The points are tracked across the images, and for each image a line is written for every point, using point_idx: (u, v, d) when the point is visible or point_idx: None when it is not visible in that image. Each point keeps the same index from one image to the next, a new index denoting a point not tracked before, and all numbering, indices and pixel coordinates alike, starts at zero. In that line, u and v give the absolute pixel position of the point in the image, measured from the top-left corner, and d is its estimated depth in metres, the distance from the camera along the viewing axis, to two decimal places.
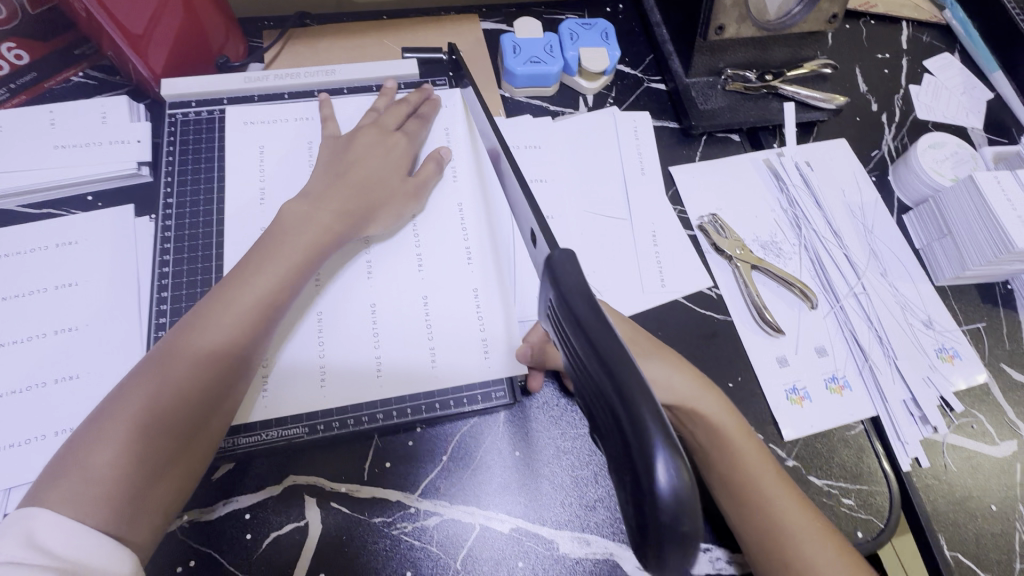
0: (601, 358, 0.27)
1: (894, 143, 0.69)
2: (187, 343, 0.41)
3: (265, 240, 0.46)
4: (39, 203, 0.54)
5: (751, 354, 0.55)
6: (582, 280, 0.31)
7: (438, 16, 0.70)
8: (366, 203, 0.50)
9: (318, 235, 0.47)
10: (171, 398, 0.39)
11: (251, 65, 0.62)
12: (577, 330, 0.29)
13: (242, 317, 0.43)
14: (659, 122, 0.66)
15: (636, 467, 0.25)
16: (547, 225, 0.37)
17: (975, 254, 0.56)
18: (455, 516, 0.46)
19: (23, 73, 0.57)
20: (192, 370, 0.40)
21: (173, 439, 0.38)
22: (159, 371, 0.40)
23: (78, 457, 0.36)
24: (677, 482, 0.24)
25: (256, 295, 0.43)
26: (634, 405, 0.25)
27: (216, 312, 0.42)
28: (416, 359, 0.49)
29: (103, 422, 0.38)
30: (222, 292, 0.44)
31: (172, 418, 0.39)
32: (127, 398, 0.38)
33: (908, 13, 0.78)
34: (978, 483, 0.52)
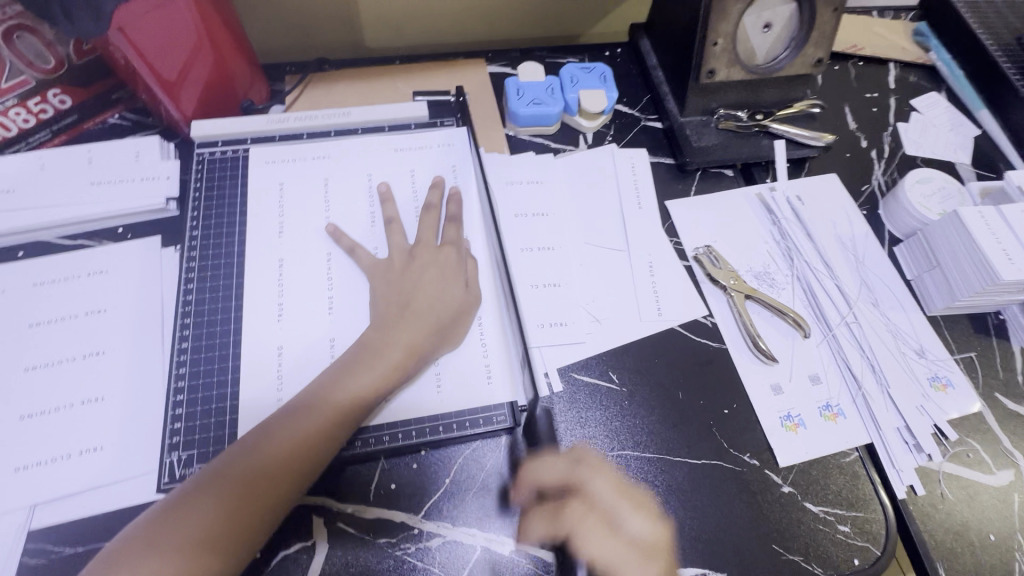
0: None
1: (884, 178, 0.71)
2: (253, 459, 0.44)
3: (343, 362, 0.49)
4: (72, 234, 0.58)
5: (747, 382, 0.57)
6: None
7: (448, 60, 0.75)
8: (444, 324, 0.52)
9: (398, 352, 0.49)
10: (234, 508, 0.42)
11: (273, 107, 0.67)
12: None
13: (308, 438, 0.45)
14: (656, 158, 0.70)
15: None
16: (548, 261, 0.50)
17: (963, 285, 0.58)
18: (457, 538, 0.48)
19: (66, 115, 0.62)
20: (252, 487, 0.43)
21: (223, 548, 0.41)
22: (224, 479, 0.43)
23: (146, 544, 0.40)
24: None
25: (324, 414, 0.46)
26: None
27: (286, 431, 0.45)
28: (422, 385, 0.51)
29: (173, 517, 0.41)
30: (298, 408, 0.46)
31: (224, 529, 0.41)
32: (197, 502, 0.42)
33: (894, 55, 0.82)
34: (975, 513, 0.53)
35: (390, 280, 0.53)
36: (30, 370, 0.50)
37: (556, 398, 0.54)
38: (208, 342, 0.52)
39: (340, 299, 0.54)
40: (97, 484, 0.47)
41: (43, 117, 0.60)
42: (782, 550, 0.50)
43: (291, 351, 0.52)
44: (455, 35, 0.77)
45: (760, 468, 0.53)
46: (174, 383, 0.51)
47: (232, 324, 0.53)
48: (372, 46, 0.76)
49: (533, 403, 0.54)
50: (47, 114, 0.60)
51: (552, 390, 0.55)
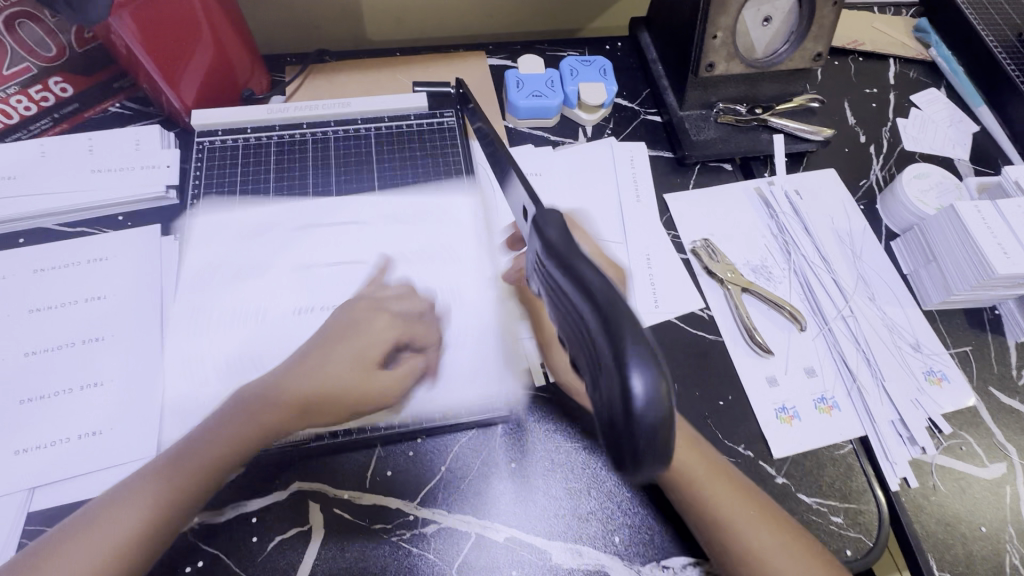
0: (585, 287, 0.29)
1: (882, 173, 0.71)
2: (176, 465, 0.45)
3: (292, 358, 0.50)
4: (73, 222, 0.58)
5: (742, 374, 0.57)
6: (562, 222, 0.34)
7: (448, 53, 0.75)
8: (407, 329, 0.51)
9: (354, 350, 0.49)
10: (148, 513, 0.43)
11: (273, 97, 0.67)
12: (561, 269, 0.31)
13: (226, 446, 0.46)
14: (654, 152, 0.70)
15: (612, 375, 0.27)
16: (531, 189, 0.39)
17: (959, 279, 0.58)
18: (452, 524, 0.48)
19: (67, 104, 0.62)
20: (166, 492, 0.44)
21: (163, 530, 0.44)
22: (166, 469, 0.45)
23: (87, 526, 0.43)
24: (653, 385, 0.27)
25: (268, 412, 0.47)
26: (618, 327, 0.27)
27: (208, 439, 0.46)
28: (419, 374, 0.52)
29: (115, 501, 0.44)
30: (224, 415, 0.47)
31: (164, 517, 0.44)
32: (138, 490, 0.44)
33: (894, 51, 0.82)
34: (968, 505, 0.53)
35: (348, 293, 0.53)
36: (31, 355, 0.51)
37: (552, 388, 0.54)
38: (206, 329, 0.53)
39: (334, 289, 0.54)
40: (96, 468, 0.47)
41: (44, 104, 0.60)
42: None
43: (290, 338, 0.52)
44: (456, 27, 0.77)
45: (754, 459, 0.53)
46: (173, 369, 0.51)
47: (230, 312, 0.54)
48: (372, 38, 0.76)
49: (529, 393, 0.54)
50: (48, 101, 0.60)
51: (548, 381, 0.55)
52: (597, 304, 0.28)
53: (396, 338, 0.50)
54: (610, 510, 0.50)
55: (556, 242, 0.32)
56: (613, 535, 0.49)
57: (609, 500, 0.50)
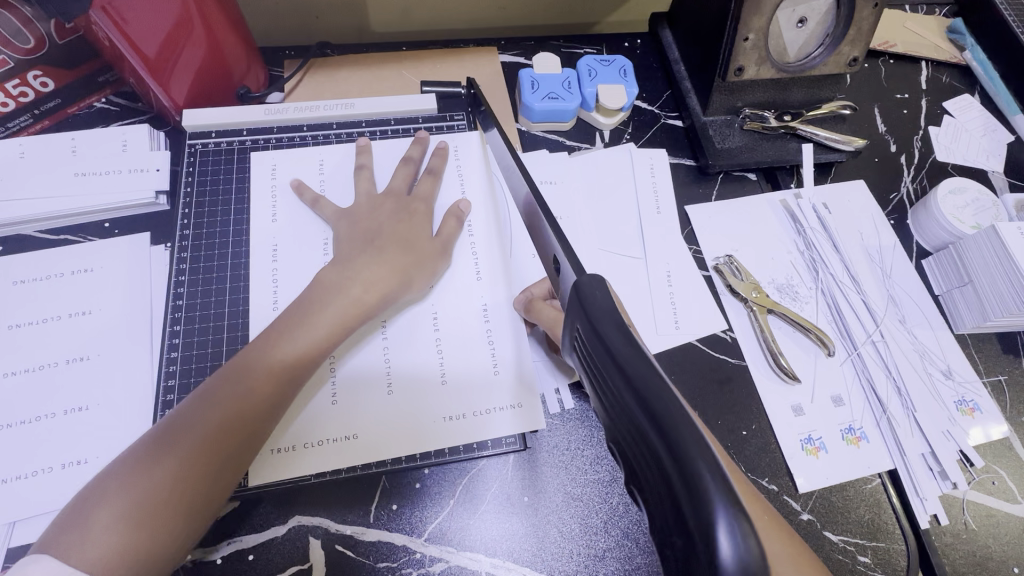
0: (643, 402, 0.24)
1: (913, 185, 0.68)
2: (230, 390, 0.42)
3: (290, 315, 0.47)
4: (56, 229, 0.54)
5: (766, 401, 0.54)
6: (612, 306, 0.29)
7: (457, 48, 0.70)
8: (392, 283, 0.49)
9: (345, 306, 0.47)
10: (206, 442, 0.40)
11: (271, 95, 0.63)
12: (613, 370, 0.26)
13: (280, 366, 0.44)
14: (675, 159, 0.66)
15: (688, 528, 0.22)
16: (573, 252, 0.36)
17: (996, 305, 0.55)
18: (461, 563, 0.45)
19: (49, 99, 0.57)
20: (224, 415, 0.41)
21: (185, 499, 0.38)
22: (176, 433, 0.40)
23: (88, 511, 0.37)
24: (744, 552, 0.20)
25: (281, 365, 0.44)
26: (690, 466, 0.21)
27: (258, 359, 0.44)
28: (432, 403, 0.49)
29: (116, 481, 0.38)
30: (267, 337, 0.45)
31: (197, 465, 0.39)
32: (145, 461, 0.38)
33: (928, 53, 0.78)
34: (1000, 544, 0.51)
35: (360, 226, 0.52)
36: (10, 376, 0.47)
37: (567, 416, 0.51)
38: (200, 351, 0.49)
39: None
40: None
41: (23, 100, 0.56)
42: None
43: None
44: (466, 20, 0.72)
45: (778, 494, 0.51)
46: (163, 394, 0.48)
47: (225, 333, 0.50)
48: (376, 30, 0.71)
49: (543, 421, 0.51)
50: (27, 97, 0.56)
51: (564, 408, 0.51)
52: (657, 428, 0.23)
53: (387, 294, 0.49)
54: (627, 548, 0.47)
55: (606, 330, 0.27)
56: None
57: (626, 538, 0.47)
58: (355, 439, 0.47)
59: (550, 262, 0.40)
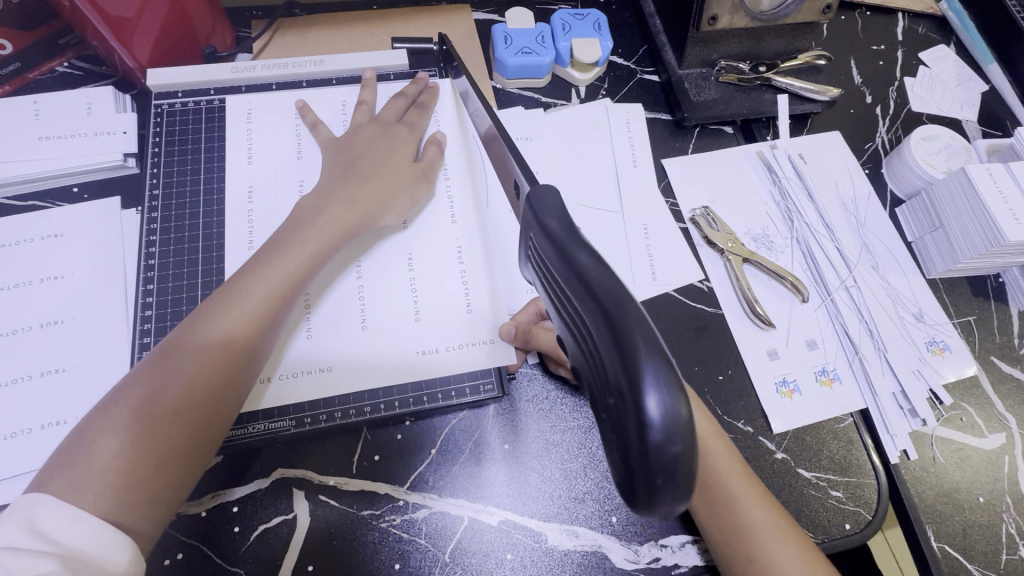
0: (590, 290, 0.25)
1: (888, 135, 0.68)
2: (214, 322, 0.41)
3: (267, 250, 0.45)
4: (23, 195, 0.53)
5: (741, 347, 0.55)
6: (562, 211, 0.31)
7: (429, 5, 0.69)
8: (371, 206, 0.49)
9: (325, 232, 0.47)
10: (197, 375, 0.39)
11: (239, 55, 0.62)
12: (562, 268, 0.28)
13: (264, 296, 0.43)
14: (652, 114, 0.66)
15: (622, 394, 0.24)
16: (531, 170, 0.36)
17: (966, 247, 0.56)
18: (444, 509, 0.46)
19: (8, 63, 0.56)
20: (212, 346, 0.40)
21: (180, 438, 0.37)
22: (161, 373, 0.38)
23: (82, 452, 0.36)
24: (670, 408, 0.23)
25: (265, 302, 0.43)
26: (627, 338, 0.24)
27: (242, 290, 0.43)
28: (409, 337, 0.49)
29: (108, 420, 0.37)
30: (248, 270, 0.44)
31: (191, 399, 0.38)
32: (136, 398, 0.37)
33: (904, 4, 0.77)
34: (966, 476, 0.52)
35: (338, 165, 0.51)
36: None
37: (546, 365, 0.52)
38: (175, 310, 0.49)
39: None
40: None
41: None
42: None
43: None
44: None
45: (753, 435, 0.52)
46: (140, 353, 0.47)
47: (199, 291, 0.50)
48: None
49: (522, 371, 0.51)
50: None
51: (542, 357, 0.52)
52: (600, 311, 0.25)
53: (367, 215, 0.49)
54: (607, 490, 0.48)
55: (555, 230, 0.29)
56: (610, 516, 0.47)
57: (605, 480, 0.48)
58: (333, 371, 0.47)
59: (511, 187, 0.41)
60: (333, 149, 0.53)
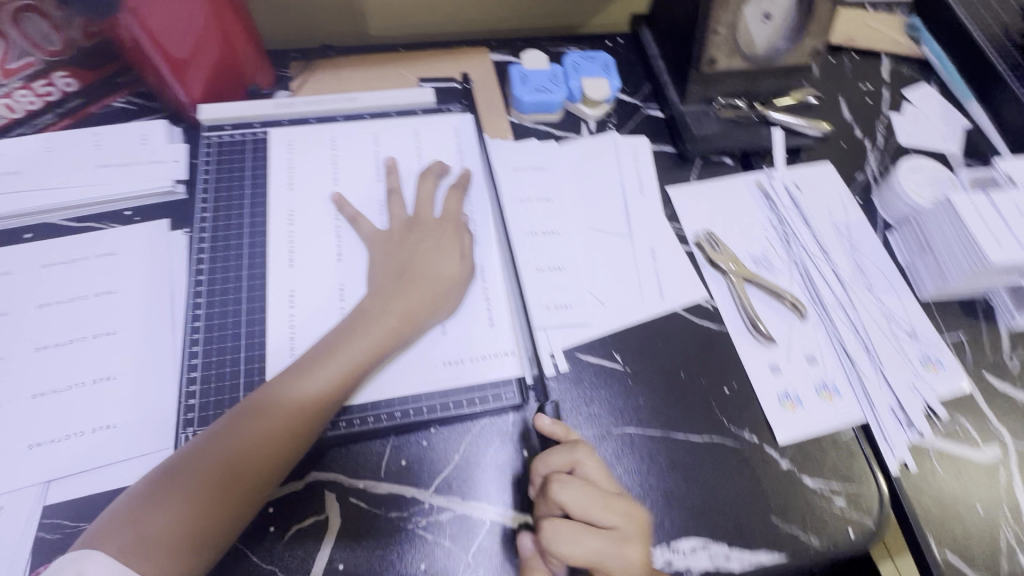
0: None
1: (878, 167, 0.73)
2: (292, 390, 0.46)
3: (351, 321, 0.50)
4: (79, 217, 0.58)
5: (746, 362, 0.58)
6: None
7: (451, 48, 0.75)
8: (443, 283, 0.53)
9: (403, 306, 0.51)
10: (269, 439, 0.44)
11: (279, 92, 0.67)
12: None
13: (339, 371, 0.47)
14: (657, 146, 0.71)
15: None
16: None
17: (954, 269, 0.60)
18: (467, 511, 0.49)
19: (71, 99, 0.62)
20: (287, 413, 0.45)
21: (228, 498, 0.42)
22: (244, 424, 0.45)
23: (167, 486, 0.42)
24: None
25: (319, 386, 0.46)
26: None
27: (321, 364, 0.47)
28: (435, 349, 0.53)
29: (193, 461, 0.43)
30: (332, 340, 0.49)
31: (257, 461, 0.44)
32: (220, 448, 0.44)
33: (888, 47, 0.84)
34: (964, 486, 0.55)
35: None
36: (41, 350, 0.51)
37: (562, 377, 0.55)
38: (220, 322, 0.53)
39: (352, 264, 0.56)
40: (112, 461, 0.47)
41: (48, 99, 0.60)
42: (781, 522, 0.51)
43: (301, 320, 0.53)
44: (459, 25, 0.78)
45: (759, 445, 0.55)
46: (187, 360, 0.51)
47: (243, 304, 0.54)
48: (374, 34, 0.76)
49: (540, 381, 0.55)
50: (53, 96, 0.60)
51: (558, 370, 0.56)
52: None
53: (443, 290, 0.53)
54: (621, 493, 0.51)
55: None
56: None
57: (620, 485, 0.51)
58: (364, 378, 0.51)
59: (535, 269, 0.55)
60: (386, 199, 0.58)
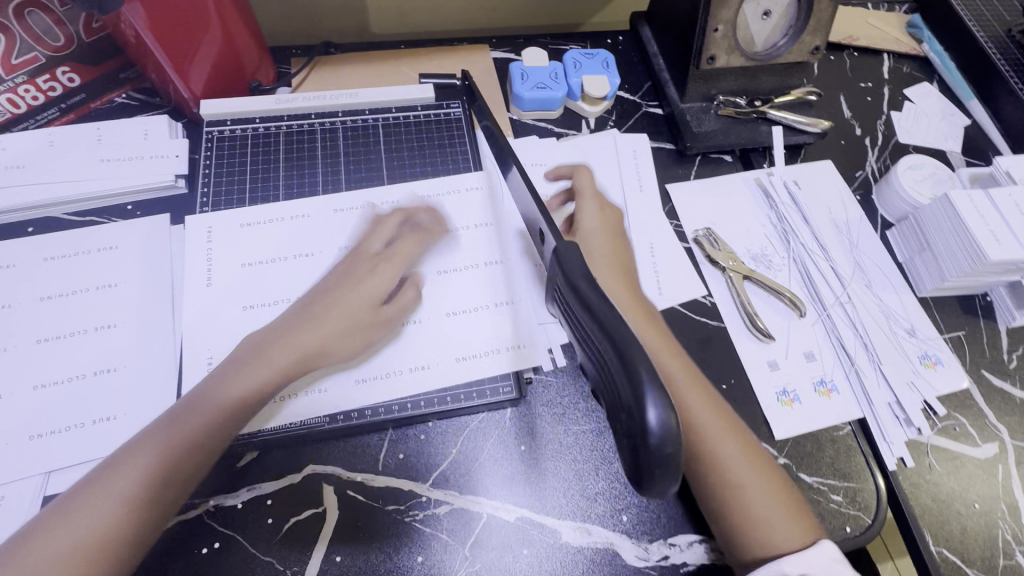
0: (605, 332, 0.34)
1: (877, 164, 0.73)
2: (229, 379, 0.47)
3: (290, 313, 0.52)
4: (81, 211, 0.58)
5: (743, 357, 0.59)
6: (585, 268, 0.38)
7: (452, 45, 0.75)
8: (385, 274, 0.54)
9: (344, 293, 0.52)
10: (193, 432, 0.44)
11: (280, 89, 0.68)
12: (583, 307, 0.36)
13: (277, 361, 0.48)
14: (656, 143, 0.71)
15: (630, 405, 0.33)
16: (554, 224, 0.41)
17: (953, 266, 0.60)
18: (464, 504, 0.49)
19: (75, 94, 0.62)
20: (225, 400, 0.46)
21: (161, 495, 0.42)
22: (170, 421, 0.44)
23: (76, 502, 0.40)
24: (664, 420, 0.32)
25: (262, 372, 0.48)
26: (634, 368, 0.32)
27: (255, 355, 0.49)
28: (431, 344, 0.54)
29: (117, 464, 0.42)
30: (271, 329, 0.51)
31: (182, 457, 0.43)
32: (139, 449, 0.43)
33: (889, 46, 0.84)
34: (962, 483, 0.55)
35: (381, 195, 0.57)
36: (43, 342, 0.51)
37: (560, 372, 0.56)
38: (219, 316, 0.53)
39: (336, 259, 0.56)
40: (111, 453, 0.47)
41: (52, 94, 0.60)
42: None
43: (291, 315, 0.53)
44: (460, 23, 0.78)
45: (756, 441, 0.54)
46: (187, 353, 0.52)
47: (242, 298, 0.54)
48: (375, 31, 0.76)
49: (538, 377, 0.55)
50: (55, 91, 0.60)
51: (556, 365, 0.56)
52: (613, 345, 0.34)
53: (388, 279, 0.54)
54: (618, 489, 0.51)
55: (579, 281, 0.37)
56: (621, 515, 0.50)
57: (616, 481, 0.51)
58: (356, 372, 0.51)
59: (536, 235, 0.44)
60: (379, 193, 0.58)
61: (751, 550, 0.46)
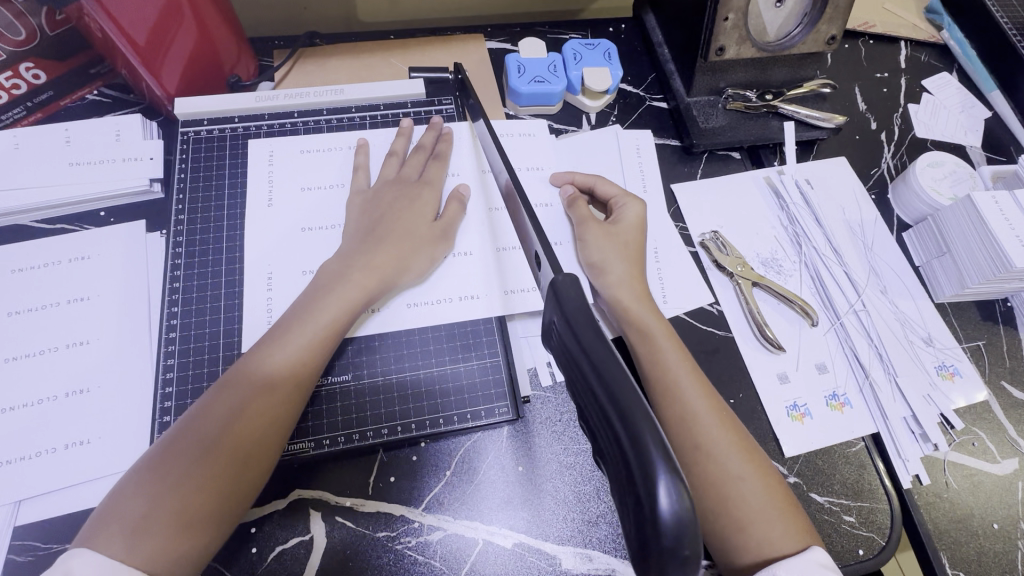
0: (602, 382, 0.29)
1: (894, 161, 0.70)
2: (260, 364, 0.44)
3: (315, 287, 0.49)
4: (51, 218, 0.55)
5: (751, 369, 0.56)
6: (584, 304, 0.33)
7: (444, 35, 0.71)
8: (408, 252, 0.52)
9: (369, 270, 0.50)
10: (237, 421, 0.42)
11: (262, 84, 0.64)
12: (577, 353, 0.31)
13: (310, 339, 0.46)
14: (661, 140, 0.67)
15: (638, 488, 0.26)
16: (550, 248, 0.37)
17: (974, 272, 0.57)
18: (459, 531, 0.47)
19: (41, 91, 0.58)
20: (264, 382, 0.44)
21: (212, 487, 0.40)
22: (204, 413, 0.42)
23: (118, 506, 0.38)
24: (677, 505, 0.25)
25: (297, 352, 0.45)
26: (636, 429, 0.27)
27: (285, 333, 0.46)
28: (420, 361, 0.52)
29: (159, 464, 0.40)
30: (295, 308, 0.48)
31: (228, 447, 0.41)
32: (179, 448, 0.40)
33: (907, 33, 0.79)
34: (980, 501, 0.52)
35: (368, 206, 0.55)
36: (11, 361, 0.48)
37: (558, 388, 0.53)
38: (198, 334, 0.51)
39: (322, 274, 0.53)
40: (84, 479, 0.45)
41: (16, 92, 0.57)
42: None
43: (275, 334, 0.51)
44: (453, 11, 0.74)
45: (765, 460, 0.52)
46: (164, 372, 0.49)
47: (221, 313, 0.52)
48: (364, 20, 0.72)
49: (536, 394, 0.53)
50: (20, 89, 0.57)
51: (555, 380, 0.53)
52: (609, 396, 0.28)
53: (412, 251, 0.52)
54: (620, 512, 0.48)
55: (574, 318, 0.32)
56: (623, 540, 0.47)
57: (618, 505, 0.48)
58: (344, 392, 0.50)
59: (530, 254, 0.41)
60: (361, 201, 0.55)
61: (746, 554, 0.43)
